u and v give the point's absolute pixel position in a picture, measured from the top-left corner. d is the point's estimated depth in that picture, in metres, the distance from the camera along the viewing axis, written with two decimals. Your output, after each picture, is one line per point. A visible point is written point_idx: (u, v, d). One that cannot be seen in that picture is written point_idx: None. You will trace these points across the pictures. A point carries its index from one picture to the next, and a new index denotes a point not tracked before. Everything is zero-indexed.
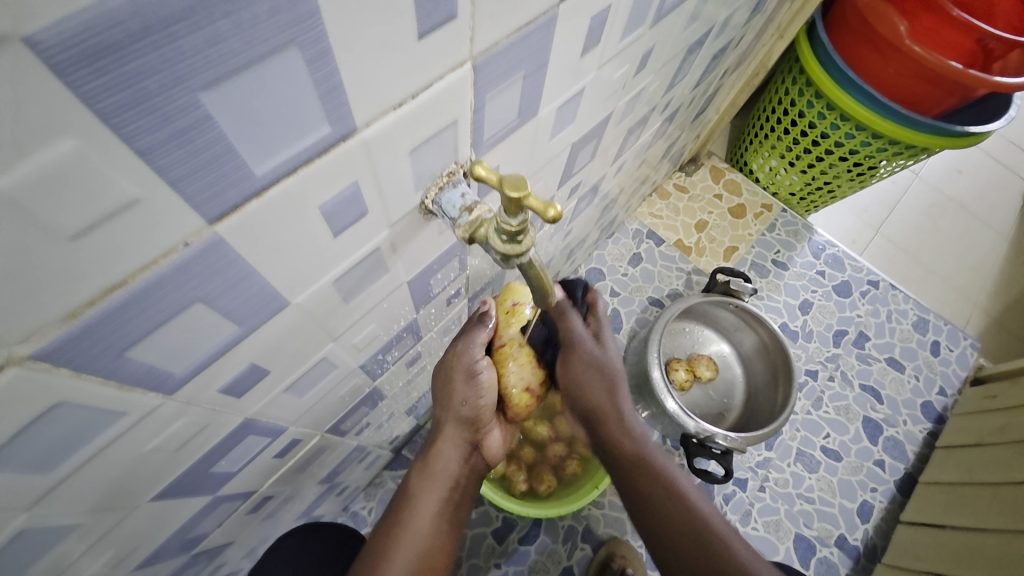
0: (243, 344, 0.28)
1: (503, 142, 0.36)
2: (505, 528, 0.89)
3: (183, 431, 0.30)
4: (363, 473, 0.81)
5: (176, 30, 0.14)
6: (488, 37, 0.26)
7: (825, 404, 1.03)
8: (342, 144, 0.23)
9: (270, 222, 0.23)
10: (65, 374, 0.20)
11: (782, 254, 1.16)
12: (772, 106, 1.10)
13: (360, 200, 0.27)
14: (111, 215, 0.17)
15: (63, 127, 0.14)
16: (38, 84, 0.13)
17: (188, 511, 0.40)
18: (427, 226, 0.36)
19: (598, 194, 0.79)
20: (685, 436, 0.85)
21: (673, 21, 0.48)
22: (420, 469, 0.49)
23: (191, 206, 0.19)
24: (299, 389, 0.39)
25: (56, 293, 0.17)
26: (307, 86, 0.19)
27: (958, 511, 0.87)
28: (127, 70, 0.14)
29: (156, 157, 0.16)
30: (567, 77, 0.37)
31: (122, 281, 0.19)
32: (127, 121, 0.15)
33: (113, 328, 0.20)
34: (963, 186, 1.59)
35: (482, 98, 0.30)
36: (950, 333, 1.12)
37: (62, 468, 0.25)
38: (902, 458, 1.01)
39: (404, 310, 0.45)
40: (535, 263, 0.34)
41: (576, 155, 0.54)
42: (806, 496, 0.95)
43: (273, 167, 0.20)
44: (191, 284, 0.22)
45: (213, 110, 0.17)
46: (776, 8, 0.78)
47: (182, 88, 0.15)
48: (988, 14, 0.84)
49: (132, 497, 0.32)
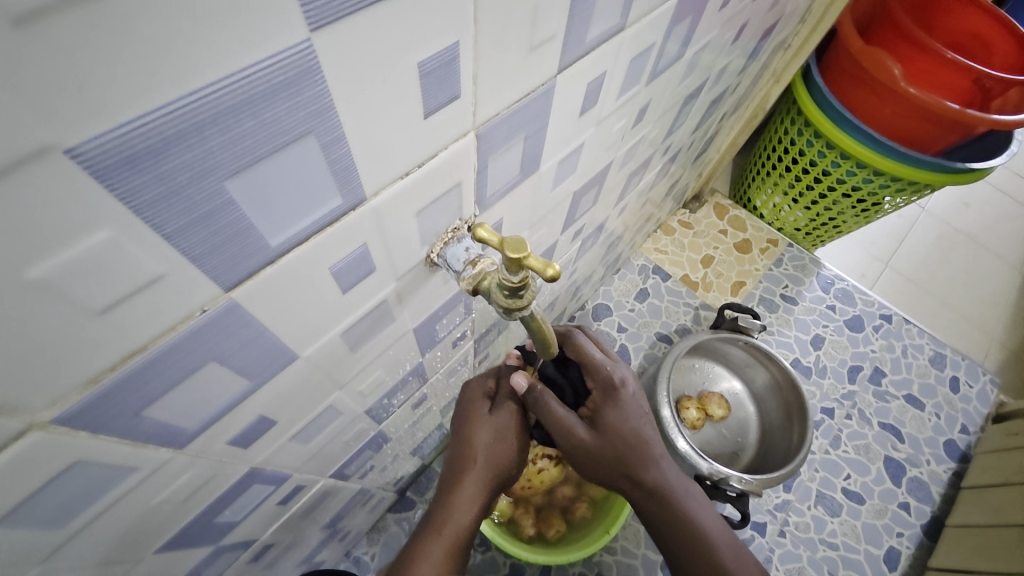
0: (253, 396, 0.29)
1: (506, 196, 0.38)
2: (513, 575, 0.86)
3: (190, 483, 0.30)
4: (367, 515, 0.80)
5: (205, 132, 0.16)
6: (490, 109, 0.28)
7: (843, 444, 1.00)
8: (352, 213, 0.24)
9: (284, 287, 0.24)
10: (83, 435, 0.21)
11: (790, 288, 1.16)
12: (773, 145, 1.13)
13: (368, 259, 0.28)
14: (135, 290, 0.18)
15: (100, 220, 0.15)
16: (81, 185, 0.14)
17: (190, 562, 0.40)
18: (432, 277, 0.37)
19: (603, 232, 0.81)
20: (698, 478, 0.83)
21: (669, 75, 0.51)
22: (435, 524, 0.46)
23: (210, 278, 0.20)
24: (305, 436, 0.40)
25: (78, 363, 0.18)
26: (321, 167, 0.20)
27: (984, 556, 0.82)
28: (161, 169, 0.16)
29: (181, 238, 0.18)
30: (567, 133, 0.39)
31: (142, 347, 0.20)
32: (158, 210, 0.17)
33: (130, 391, 0.21)
34: (971, 219, 1.58)
35: (485, 161, 0.31)
36: (969, 368, 1.09)
37: (73, 524, 0.25)
38: (928, 501, 0.96)
39: (410, 354, 0.46)
40: (536, 315, 0.34)
41: (578, 201, 0.56)
42: (829, 542, 0.91)
43: (287, 238, 0.22)
44: (207, 344, 0.23)
45: (235, 196, 0.18)
46: (771, 56, 0.82)
47: (208, 178, 0.17)
48: (985, 54, 0.87)
49: (138, 550, 0.32)
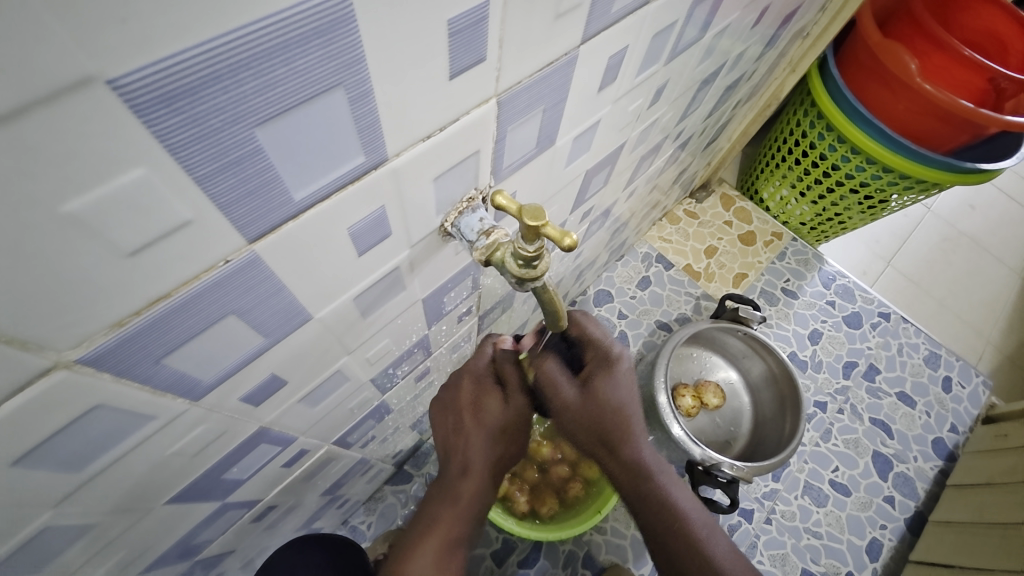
0: (266, 355, 0.29)
1: (521, 169, 0.38)
2: (505, 550, 0.88)
3: (201, 438, 0.31)
4: (365, 486, 0.82)
5: (240, 75, 0.16)
6: (513, 76, 0.28)
7: (834, 437, 1.02)
8: (374, 171, 0.24)
9: (305, 243, 0.24)
10: (106, 378, 0.21)
11: (791, 282, 1.16)
12: (784, 137, 1.12)
13: (385, 223, 0.29)
14: (165, 234, 0.18)
15: (134, 158, 0.16)
16: (118, 120, 0.14)
17: (197, 517, 0.41)
18: (444, 247, 0.37)
19: (610, 217, 0.81)
20: (690, 463, 0.85)
21: (687, 57, 0.50)
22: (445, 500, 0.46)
23: (236, 227, 0.20)
24: (312, 400, 0.40)
25: (106, 304, 0.19)
26: (348, 121, 0.20)
27: (969, 551, 0.85)
28: (196, 110, 0.16)
29: (211, 184, 0.18)
30: (584, 110, 0.39)
31: (166, 294, 0.20)
32: (190, 153, 0.17)
33: (153, 337, 0.21)
34: (976, 221, 1.58)
35: (504, 130, 0.31)
36: (963, 369, 1.11)
37: (90, 468, 0.26)
38: (912, 496, 0.98)
39: (417, 325, 0.47)
40: (548, 287, 0.35)
41: (589, 181, 0.55)
42: (813, 531, 0.94)
43: (311, 193, 0.22)
44: (228, 297, 0.23)
45: (264, 144, 0.18)
46: (789, 43, 0.80)
47: (239, 124, 0.17)
48: (1002, 55, 0.86)
49: (148, 500, 0.33)
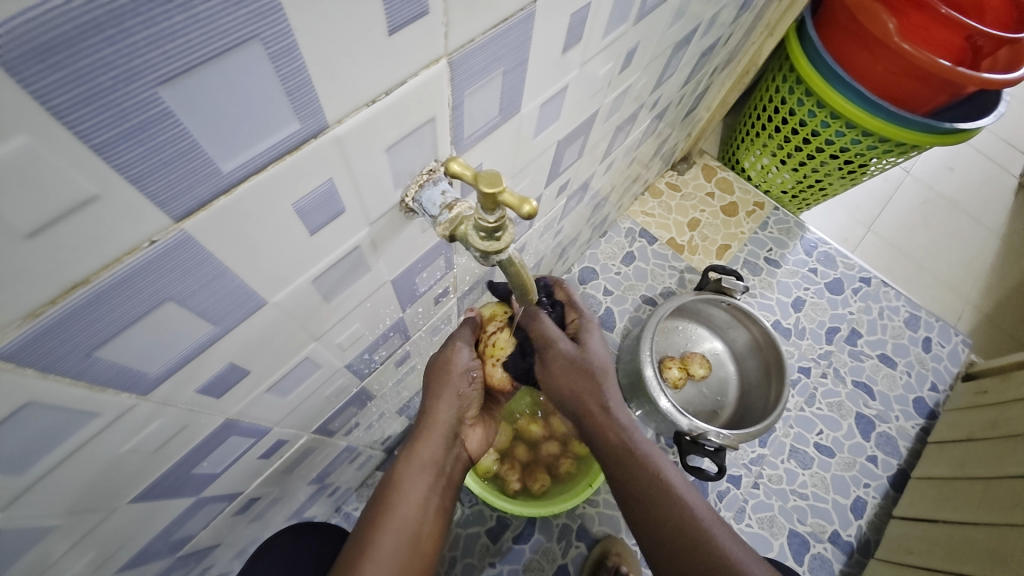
0: (220, 343, 0.28)
1: (484, 139, 0.36)
2: (499, 527, 0.89)
3: (160, 433, 0.30)
4: (355, 473, 0.81)
5: (127, 24, 0.14)
6: (463, 35, 0.26)
7: (818, 400, 1.04)
8: (314, 140, 0.23)
9: (245, 219, 0.23)
10: (31, 374, 0.20)
11: (774, 251, 1.16)
12: (763, 104, 1.11)
13: (336, 197, 0.27)
14: (70, 211, 0.16)
15: (14, 123, 0.14)
16: None
17: (171, 513, 0.40)
18: (409, 224, 0.36)
19: (588, 192, 0.79)
20: (678, 434, 0.85)
21: (657, 18, 0.48)
22: (405, 460, 0.48)
23: (155, 203, 0.18)
24: (281, 390, 0.39)
25: (14, 293, 0.17)
26: (272, 81, 0.19)
27: (948, 505, 0.88)
28: (79, 65, 0.14)
29: (114, 152, 0.16)
30: (549, 73, 0.37)
31: (84, 280, 0.19)
32: (81, 116, 0.15)
33: (79, 327, 0.20)
34: (954, 183, 1.60)
35: (460, 95, 0.30)
36: (941, 329, 1.13)
37: (34, 470, 0.24)
38: (894, 455, 1.01)
39: (389, 309, 0.45)
40: (515, 260, 0.34)
41: (562, 153, 0.54)
42: (799, 492, 0.96)
43: (240, 164, 0.20)
44: (161, 281, 0.21)
45: (172, 106, 0.17)
46: (765, 6, 0.78)
47: (137, 83, 0.15)
48: (976, 12, 0.85)
49: (111, 499, 0.32)
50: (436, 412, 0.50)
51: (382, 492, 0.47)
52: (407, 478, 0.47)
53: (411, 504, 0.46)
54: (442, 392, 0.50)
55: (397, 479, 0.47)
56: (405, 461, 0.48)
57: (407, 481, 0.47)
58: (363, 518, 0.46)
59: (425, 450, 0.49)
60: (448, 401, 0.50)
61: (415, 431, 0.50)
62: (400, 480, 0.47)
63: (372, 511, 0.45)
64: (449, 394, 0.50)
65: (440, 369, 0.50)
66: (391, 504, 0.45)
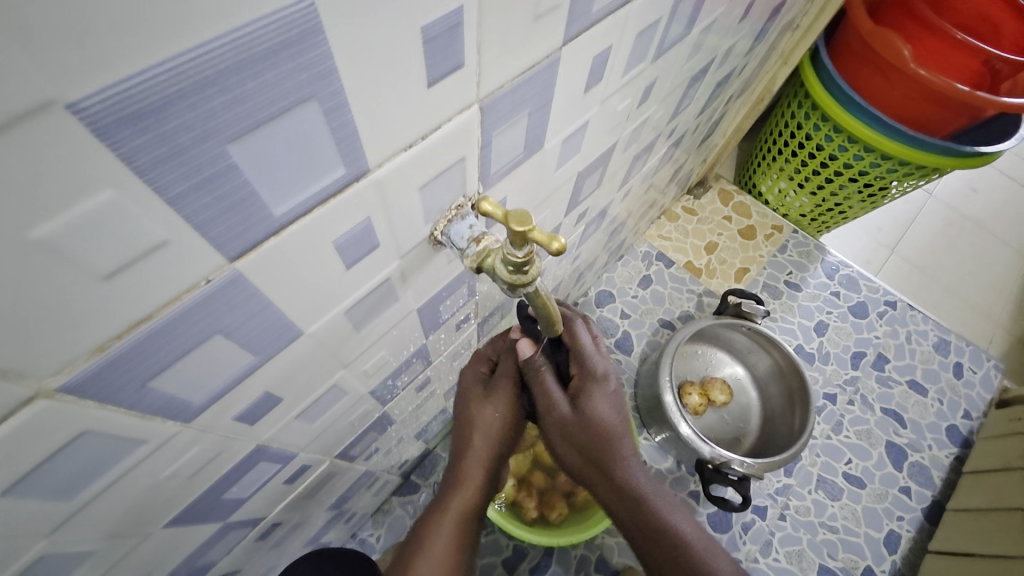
0: (258, 372, 0.29)
1: (510, 174, 0.38)
2: (516, 557, 0.87)
3: (197, 458, 0.31)
4: (372, 498, 0.81)
5: (207, 92, 0.16)
6: (494, 81, 0.27)
7: (845, 429, 1.00)
8: (356, 183, 0.24)
9: (289, 259, 0.24)
10: (91, 405, 0.21)
11: (794, 275, 1.15)
12: (779, 129, 1.11)
13: (372, 234, 0.28)
14: (141, 255, 0.18)
15: (103, 180, 0.15)
16: (84, 143, 0.14)
17: (199, 537, 0.41)
18: (435, 256, 0.37)
19: (606, 218, 0.80)
20: (700, 461, 0.83)
21: (675, 54, 0.50)
22: (435, 510, 0.48)
23: (214, 246, 0.20)
24: (310, 415, 0.40)
25: (86, 330, 0.18)
26: (324, 133, 0.20)
27: (986, 539, 0.83)
28: (163, 129, 0.15)
29: (183, 203, 0.18)
30: (572, 110, 0.39)
31: (146, 317, 0.20)
32: (159, 172, 0.16)
33: (138, 359, 0.21)
34: (978, 205, 1.57)
35: (489, 136, 0.31)
36: (973, 355, 1.09)
37: (82, 495, 0.25)
38: (929, 485, 0.97)
39: (413, 335, 0.46)
40: (541, 292, 0.34)
41: (582, 183, 0.55)
42: (829, 525, 0.92)
43: (291, 208, 0.22)
44: (212, 315, 0.23)
45: (238, 160, 0.18)
46: (779, 37, 0.80)
47: (210, 141, 0.17)
48: (995, 36, 0.85)
49: (146, 524, 0.32)
50: (465, 464, 0.49)
51: (414, 541, 0.47)
52: (436, 527, 0.47)
53: (438, 553, 0.45)
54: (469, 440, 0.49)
55: (424, 528, 0.47)
56: (439, 512, 0.47)
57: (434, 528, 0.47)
58: (395, 562, 0.46)
59: (454, 500, 0.48)
60: (475, 449, 0.49)
61: (448, 481, 0.49)
62: (426, 532, 0.47)
63: (401, 557, 0.46)
64: (477, 442, 0.48)
65: (468, 419, 0.49)
66: (419, 554, 0.46)
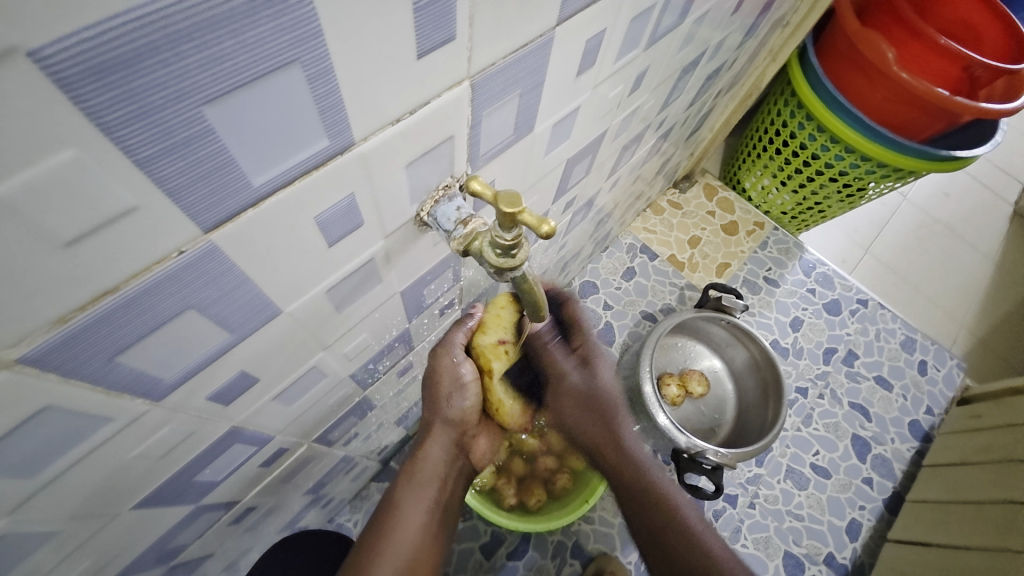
0: (234, 352, 0.28)
1: (499, 157, 0.37)
2: (493, 542, 0.88)
3: (168, 439, 0.30)
4: (351, 483, 0.80)
5: (181, 47, 0.15)
6: (486, 58, 0.27)
7: (815, 421, 1.04)
8: (340, 157, 0.23)
9: (267, 233, 0.23)
10: (52, 379, 0.20)
11: (773, 271, 1.17)
12: (764, 127, 1.13)
13: (355, 211, 0.27)
14: (109, 222, 0.17)
15: (64, 137, 0.14)
16: (42, 95, 0.13)
17: (170, 520, 0.40)
18: (421, 237, 0.36)
19: (593, 208, 0.80)
20: (676, 451, 0.85)
21: (667, 44, 0.50)
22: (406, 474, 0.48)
23: (188, 215, 0.19)
24: (288, 398, 0.39)
25: (48, 299, 0.17)
26: (307, 101, 0.19)
27: (944, 529, 0.87)
28: (134, 85, 0.14)
29: (155, 167, 0.17)
30: (563, 95, 0.38)
31: (114, 288, 0.19)
32: (128, 132, 0.15)
33: (104, 334, 0.20)
34: (949, 209, 1.62)
35: (479, 115, 0.30)
36: (937, 353, 1.13)
37: (44, 474, 0.24)
38: (890, 477, 1.01)
39: (396, 319, 0.46)
40: (529, 276, 0.34)
41: (571, 170, 0.55)
42: (796, 514, 0.95)
43: (271, 179, 0.21)
44: (184, 291, 0.22)
45: (214, 124, 0.17)
46: (768, 33, 0.81)
47: (184, 102, 0.16)
48: (976, 42, 0.88)
49: (114, 505, 0.31)
50: (433, 426, 0.50)
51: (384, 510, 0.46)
52: (408, 491, 0.47)
53: (413, 522, 0.45)
54: (436, 405, 0.49)
55: (396, 498, 0.47)
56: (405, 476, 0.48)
57: (410, 499, 0.47)
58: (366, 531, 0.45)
59: (423, 463, 0.49)
60: (442, 412, 0.49)
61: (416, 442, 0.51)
62: (400, 495, 0.47)
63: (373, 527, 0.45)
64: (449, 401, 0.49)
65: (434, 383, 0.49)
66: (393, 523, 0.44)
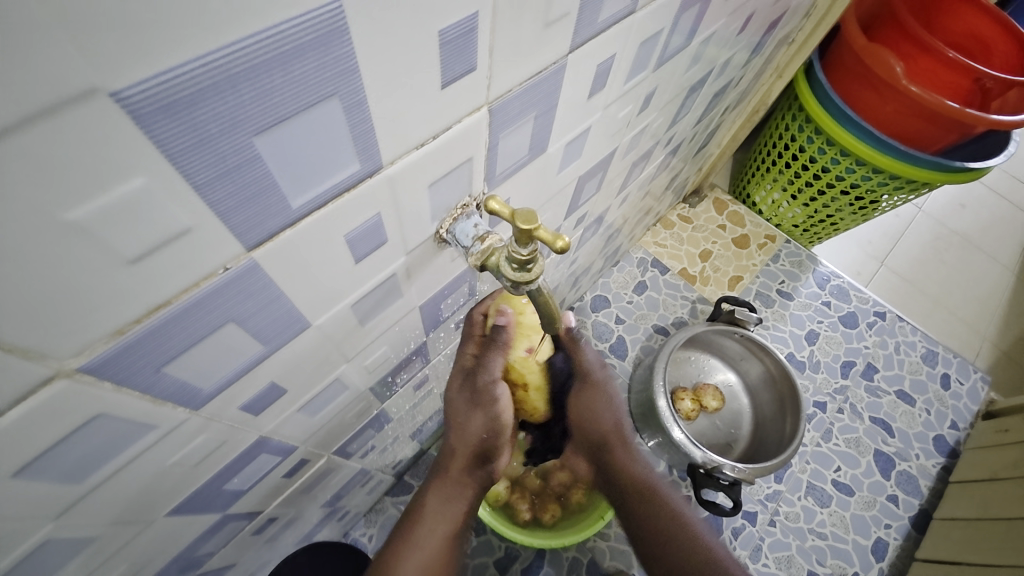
0: (265, 363, 0.30)
1: (514, 175, 0.39)
2: (508, 559, 0.87)
3: (202, 447, 0.31)
4: (366, 497, 0.81)
5: (239, 85, 0.17)
6: (503, 85, 0.29)
7: (834, 437, 1.02)
8: (369, 179, 0.25)
9: (300, 250, 0.25)
10: (106, 387, 0.22)
11: (786, 284, 1.17)
12: (773, 141, 1.14)
13: (381, 229, 0.29)
14: (166, 241, 0.19)
15: (136, 167, 0.16)
16: (122, 130, 0.15)
17: (197, 529, 0.41)
18: (440, 253, 0.38)
19: (603, 223, 0.82)
20: (692, 466, 0.84)
21: (674, 64, 0.51)
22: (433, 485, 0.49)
23: (234, 235, 0.21)
24: (311, 409, 0.40)
25: (110, 311, 0.19)
26: (342, 129, 0.21)
27: (974, 547, 0.85)
28: (196, 118, 0.16)
29: (209, 190, 0.19)
30: (575, 115, 0.40)
31: (166, 301, 0.21)
32: (189, 160, 0.17)
33: (154, 344, 0.22)
34: (966, 220, 1.60)
35: (496, 137, 0.32)
36: (960, 365, 1.11)
37: (91, 479, 0.26)
38: (915, 494, 0.98)
39: (414, 333, 0.47)
40: (544, 289, 0.35)
41: (582, 187, 0.56)
42: (817, 532, 0.93)
43: (308, 200, 0.23)
44: (226, 304, 0.23)
45: (262, 151, 0.19)
46: (774, 50, 0.82)
47: (238, 132, 0.18)
48: (985, 55, 0.88)
49: (149, 512, 0.33)
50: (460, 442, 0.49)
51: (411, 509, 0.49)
52: (434, 502, 0.48)
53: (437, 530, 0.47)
54: (461, 420, 0.48)
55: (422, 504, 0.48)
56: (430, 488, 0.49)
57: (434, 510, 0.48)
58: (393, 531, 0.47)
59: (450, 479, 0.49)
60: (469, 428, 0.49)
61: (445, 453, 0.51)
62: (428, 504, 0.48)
63: (398, 531, 0.47)
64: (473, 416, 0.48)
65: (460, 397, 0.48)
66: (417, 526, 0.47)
